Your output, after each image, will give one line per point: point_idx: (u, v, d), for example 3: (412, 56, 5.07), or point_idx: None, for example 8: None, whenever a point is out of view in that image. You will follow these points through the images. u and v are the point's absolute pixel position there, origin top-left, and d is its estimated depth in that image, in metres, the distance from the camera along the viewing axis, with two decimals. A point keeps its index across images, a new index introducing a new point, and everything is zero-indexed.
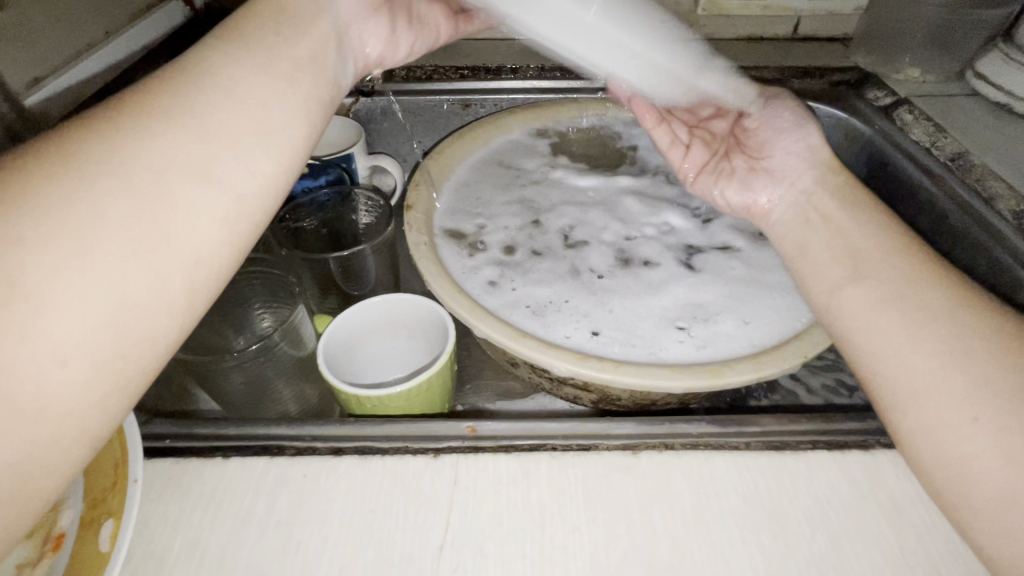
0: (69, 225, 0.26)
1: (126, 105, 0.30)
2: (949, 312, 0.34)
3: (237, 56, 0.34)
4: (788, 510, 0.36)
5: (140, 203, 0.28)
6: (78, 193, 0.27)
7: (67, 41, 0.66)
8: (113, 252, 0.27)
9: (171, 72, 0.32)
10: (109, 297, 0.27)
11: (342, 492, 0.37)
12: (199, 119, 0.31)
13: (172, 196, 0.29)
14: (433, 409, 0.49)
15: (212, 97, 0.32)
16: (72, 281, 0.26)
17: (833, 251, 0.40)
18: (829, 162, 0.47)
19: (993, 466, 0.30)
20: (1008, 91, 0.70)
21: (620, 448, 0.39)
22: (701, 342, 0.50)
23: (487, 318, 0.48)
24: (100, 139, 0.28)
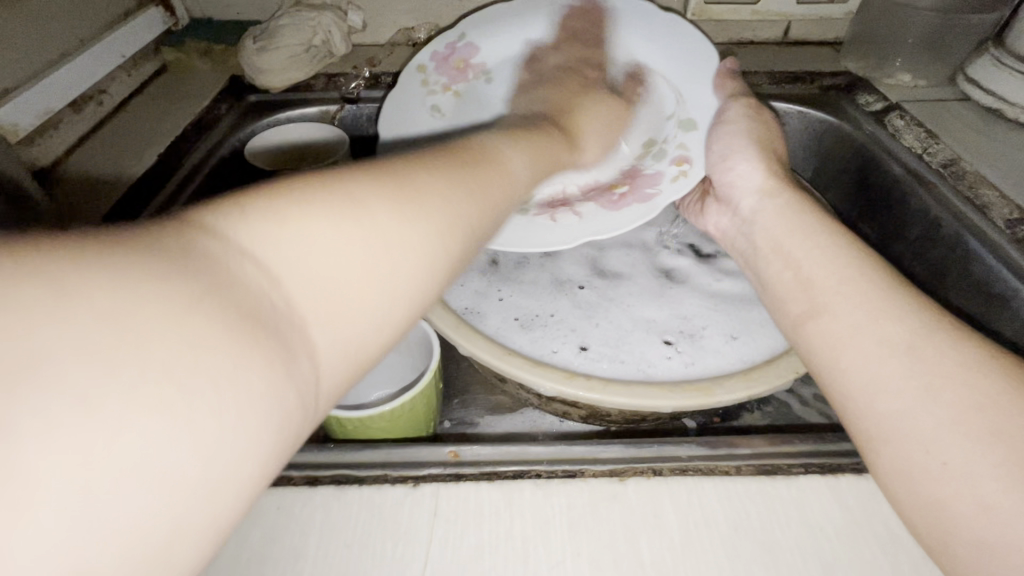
0: (430, 221, 0.27)
1: (464, 154, 0.33)
2: (909, 344, 0.31)
3: (515, 141, 0.40)
4: (780, 539, 0.35)
5: (464, 230, 0.29)
6: (435, 199, 0.28)
7: (39, 50, 0.64)
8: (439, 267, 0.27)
9: (484, 144, 0.36)
10: (415, 312, 0.26)
11: (316, 525, 0.36)
12: (499, 187, 0.34)
13: (475, 236, 0.30)
14: (416, 431, 0.48)
15: (510, 176, 0.36)
16: (414, 277, 0.26)
17: (788, 284, 0.39)
18: (760, 189, 0.47)
19: (969, 516, 0.27)
20: (1001, 97, 0.69)
21: (607, 473, 0.38)
22: (689, 358, 0.49)
23: (471, 335, 0.46)
24: (453, 170, 0.31)
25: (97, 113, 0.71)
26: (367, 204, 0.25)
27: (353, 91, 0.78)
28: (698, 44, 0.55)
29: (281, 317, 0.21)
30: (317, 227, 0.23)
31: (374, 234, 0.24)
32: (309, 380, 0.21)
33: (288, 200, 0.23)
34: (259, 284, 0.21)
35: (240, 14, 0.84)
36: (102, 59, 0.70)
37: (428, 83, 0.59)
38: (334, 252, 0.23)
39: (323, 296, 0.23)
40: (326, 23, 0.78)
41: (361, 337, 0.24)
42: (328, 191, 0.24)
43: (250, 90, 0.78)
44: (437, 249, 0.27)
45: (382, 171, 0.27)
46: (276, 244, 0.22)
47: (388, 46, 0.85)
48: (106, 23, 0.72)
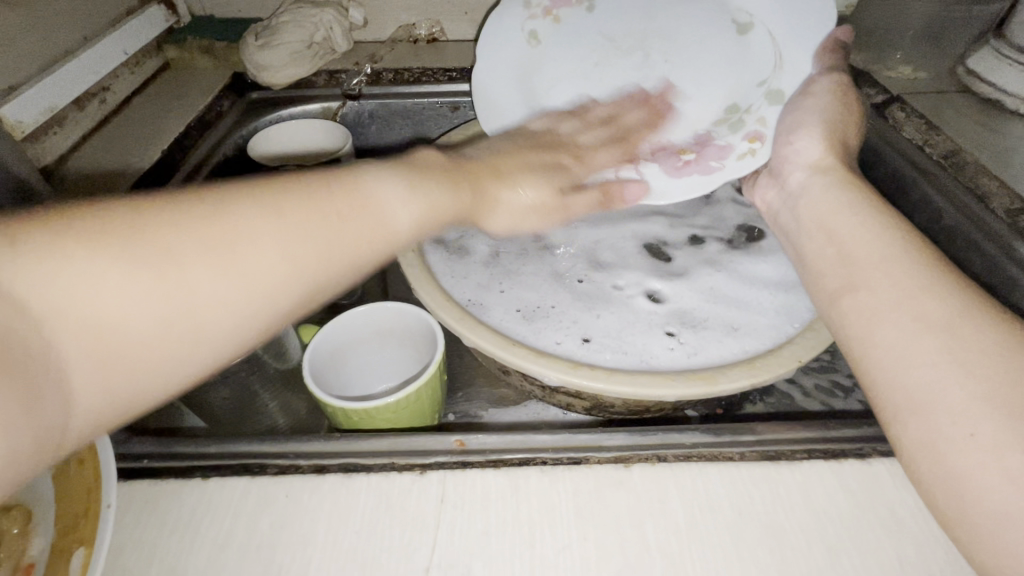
0: (224, 275, 0.28)
1: (322, 188, 0.33)
2: (949, 322, 0.32)
3: (408, 184, 0.37)
4: (784, 523, 0.35)
5: (270, 284, 0.30)
6: (243, 250, 0.29)
7: (44, 47, 0.64)
8: (223, 320, 0.29)
9: (355, 173, 0.35)
10: (194, 358, 0.28)
11: (325, 512, 0.36)
12: (351, 235, 0.33)
13: (287, 287, 0.30)
14: (422, 422, 0.48)
15: (376, 218, 0.34)
16: (188, 326, 0.28)
17: (829, 259, 0.39)
18: (815, 164, 0.46)
19: (995, 485, 0.28)
20: (1001, 88, 0.69)
21: (612, 461, 0.38)
22: (692, 348, 0.49)
23: (475, 327, 0.47)
24: (290, 212, 0.31)
25: (100, 111, 0.71)
26: (152, 253, 0.27)
27: (355, 87, 0.78)
28: (820, 12, 0.51)
29: (36, 359, 0.24)
30: (97, 275, 0.26)
31: (151, 287, 0.27)
32: (55, 419, 0.24)
33: (84, 241, 0.26)
34: (17, 327, 0.24)
35: (242, 11, 0.84)
36: (106, 56, 0.71)
37: (531, 3, 0.60)
38: (108, 304, 0.26)
39: (87, 341, 0.25)
40: (327, 21, 0.78)
41: (127, 383, 0.27)
42: (128, 235, 0.27)
43: (252, 88, 0.78)
44: (234, 310, 0.29)
45: (203, 217, 0.29)
46: (51, 288, 0.25)
47: (389, 42, 0.85)
48: (110, 20, 0.73)
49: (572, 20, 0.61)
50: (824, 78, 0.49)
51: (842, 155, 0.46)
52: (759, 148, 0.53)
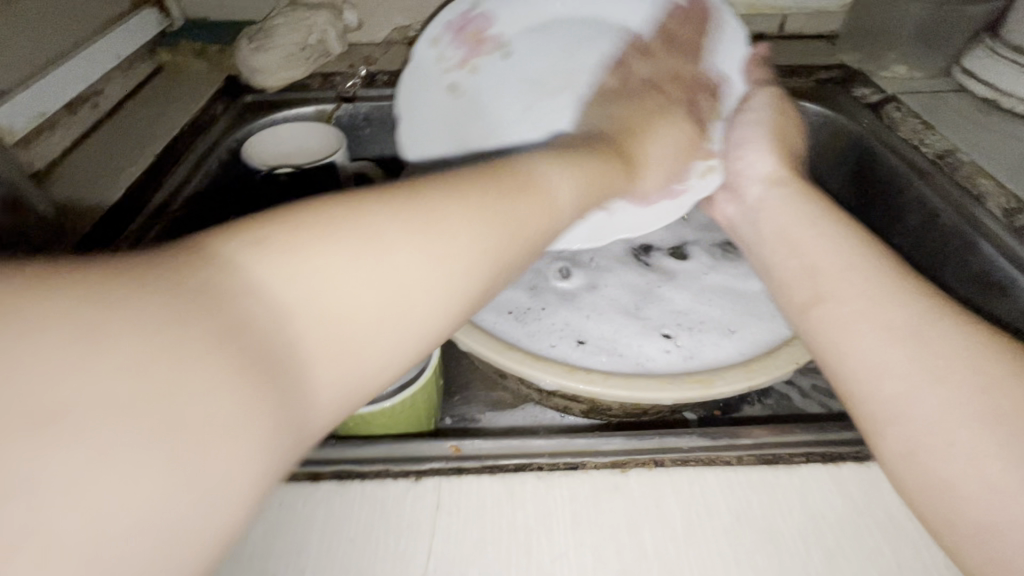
0: (432, 250, 0.27)
1: (495, 175, 0.32)
2: (915, 329, 0.32)
3: (559, 161, 0.37)
4: (782, 527, 0.35)
5: (467, 266, 0.28)
6: (444, 227, 0.28)
7: (36, 52, 0.64)
8: (429, 307, 0.26)
9: (519, 162, 0.35)
10: (398, 360, 0.26)
11: (318, 521, 0.36)
12: (530, 218, 0.32)
13: (477, 268, 0.29)
14: (418, 426, 0.48)
15: (546, 202, 0.33)
16: (395, 321, 0.25)
17: (795, 272, 0.39)
18: (767, 177, 0.48)
19: (977, 495, 0.27)
20: (996, 87, 0.69)
21: (608, 465, 0.38)
22: (689, 351, 0.49)
23: (471, 331, 0.46)
24: (474, 192, 0.30)
25: (92, 114, 0.70)
26: (369, 234, 0.25)
27: (349, 90, 0.77)
28: (733, 35, 0.56)
29: (282, 353, 0.22)
30: (332, 261, 0.24)
31: (367, 270, 0.25)
32: (301, 422, 0.22)
33: (306, 231, 0.24)
34: (267, 322, 0.22)
35: (235, 15, 0.84)
36: (99, 61, 0.70)
37: (442, 59, 0.61)
38: (347, 291, 0.24)
39: (330, 330, 0.23)
40: (322, 24, 0.77)
41: (351, 381, 0.24)
42: (344, 221, 0.25)
43: (246, 90, 0.77)
44: (440, 293, 0.27)
45: (413, 204, 0.27)
46: (283, 271, 0.23)
47: (383, 44, 0.85)
48: (102, 25, 0.73)
49: (489, 66, 0.61)
50: (757, 92, 0.54)
51: (793, 166, 0.48)
52: (714, 163, 0.55)
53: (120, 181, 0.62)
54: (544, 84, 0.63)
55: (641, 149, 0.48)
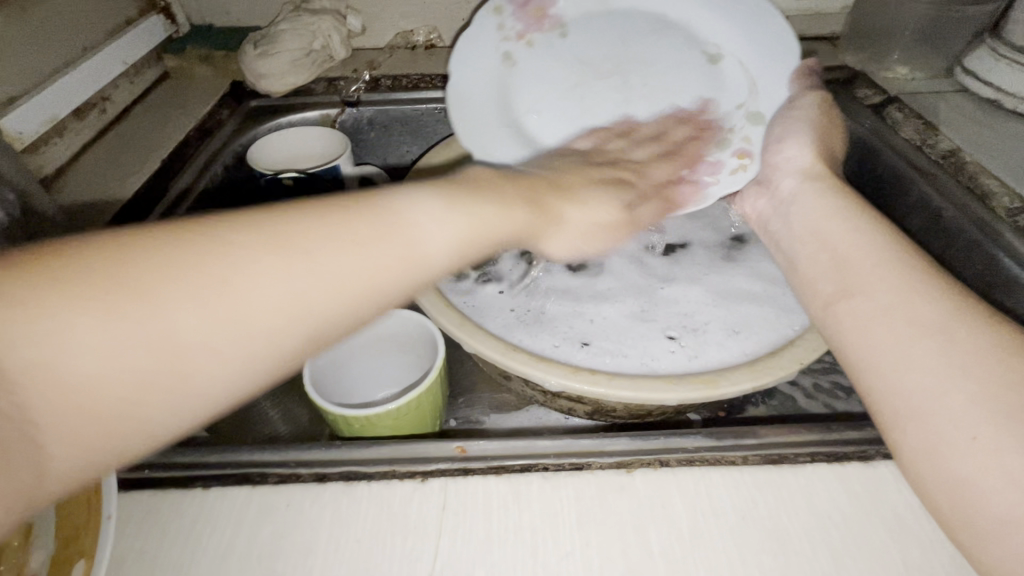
0: (229, 308, 0.26)
1: (349, 208, 0.31)
2: (947, 326, 0.32)
3: (442, 203, 0.34)
4: (788, 528, 0.35)
5: (267, 327, 0.27)
6: (263, 274, 0.27)
7: (46, 58, 0.65)
8: (219, 365, 0.26)
9: (383, 200, 0.32)
10: (180, 416, 0.26)
11: (326, 522, 0.36)
12: (389, 267, 0.30)
13: (292, 321, 0.27)
14: (424, 427, 0.48)
15: (411, 247, 0.31)
16: (172, 380, 0.25)
17: (821, 264, 0.39)
18: (805, 171, 0.47)
19: (997, 489, 0.27)
20: (999, 87, 0.69)
21: (613, 466, 0.38)
22: (692, 351, 0.49)
23: (475, 332, 0.46)
24: (314, 237, 0.28)
25: (101, 121, 0.72)
26: (140, 286, 0.25)
27: (353, 94, 0.78)
28: (782, 39, 0.54)
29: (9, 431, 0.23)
30: (84, 324, 0.24)
31: (130, 329, 0.24)
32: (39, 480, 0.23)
33: (73, 289, 0.24)
34: (5, 399, 0.22)
35: (240, 20, 0.85)
36: (106, 67, 0.71)
37: (502, 28, 0.59)
38: (101, 365, 0.24)
39: (79, 403, 0.24)
40: (327, 28, 0.78)
41: (121, 436, 0.25)
42: (115, 280, 0.24)
43: (251, 96, 0.79)
44: (242, 356, 0.26)
45: (216, 254, 0.26)
46: (27, 337, 0.23)
47: (388, 49, 0.86)
48: (109, 31, 0.73)
49: (544, 47, 0.60)
50: (806, 97, 0.51)
51: (831, 165, 0.48)
52: (748, 163, 0.54)
53: (128, 186, 0.63)
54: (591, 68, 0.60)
55: (573, 214, 0.43)
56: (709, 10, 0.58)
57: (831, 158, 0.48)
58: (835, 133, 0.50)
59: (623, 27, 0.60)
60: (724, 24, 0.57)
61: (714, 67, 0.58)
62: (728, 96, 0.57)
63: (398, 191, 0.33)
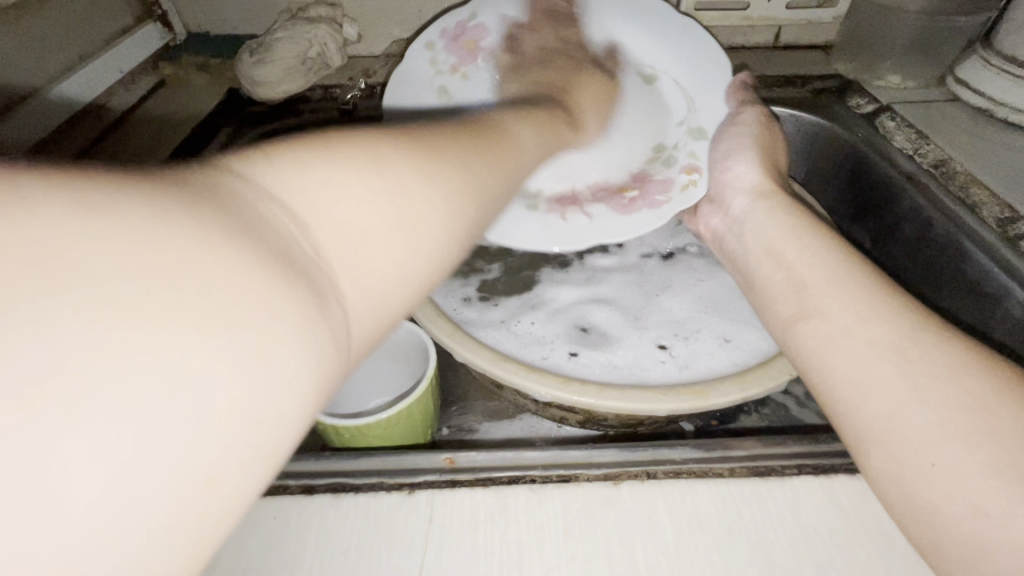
0: (451, 171, 0.28)
1: (477, 127, 0.35)
2: (914, 340, 0.32)
3: (523, 122, 0.42)
4: (774, 541, 0.35)
5: (474, 196, 0.29)
6: (460, 153, 0.30)
7: (40, 68, 0.65)
8: (445, 227, 0.26)
9: (496, 123, 0.38)
10: (414, 290, 0.25)
11: (312, 534, 0.36)
12: (515, 165, 0.35)
13: (487, 191, 0.30)
14: (414, 438, 0.48)
15: (521, 150, 0.38)
16: (420, 234, 0.25)
17: (781, 285, 0.40)
18: (755, 190, 0.48)
19: (964, 511, 0.27)
20: (991, 96, 0.70)
21: (600, 478, 0.38)
22: (683, 362, 0.49)
23: (465, 343, 0.46)
24: (473, 137, 0.33)
25: None
26: (380, 151, 0.25)
27: (349, 100, 0.80)
28: (714, 56, 0.55)
29: (324, 264, 0.21)
30: (344, 175, 0.23)
31: (386, 180, 0.24)
32: (343, 338, 0.21)
33: (339, 152, 0.24)
34: (307, 242, 0.21)
35: (236, 28, 0.85)
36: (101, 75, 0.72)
37: (435, 63, 0.60)
38: (377, 213, 0.23)
39: (373, 247, 0.23)
40: (323, 35, 0.78)
41: (381, 295, 0.23)
42: (381, 153, 0.25)
43: (246, 103, 0.79)
44: (459, 216, 0.27)
45: (433, 143, 0.29)
46: (296, 185, 0.22)
47: (383, 57, 0.86)
48: (105, 40, 0.74)
49: (479, 76, 0.61)
50: (747, 111, 0.52)
51: (775, 175, 0.49)
52: (697, 176, 0.54)
53: None
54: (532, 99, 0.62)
55: (584, 100, 0.56)
56: (638, 32, 0.59)
57: (775, 169, 0.50)
58: (778, 149, 0.52)
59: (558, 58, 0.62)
60: (656, 44, 0.59)
61: (650, 89, 0.59)
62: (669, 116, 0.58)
63: (502, 118, 0.40)
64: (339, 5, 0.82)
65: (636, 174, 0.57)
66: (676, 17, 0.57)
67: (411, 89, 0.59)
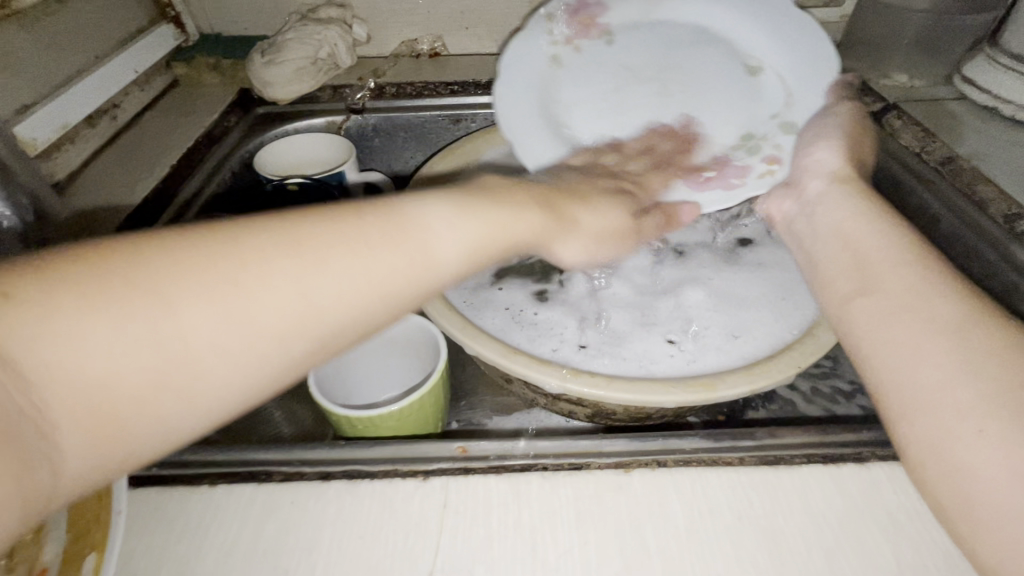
0: (242, 305, 0.26)
1: (365, 210, 0.31)
2: (959, 325, 0.32)
3: (458, 208, 0.35)
4: (783, 528, 0.35)
5: (277, 326, 0.27)
6: (274, 271, 0.27)
7: (59, 67, 0.66)
8: (216, 367, 0.26)
9: (400, 200, 0.33)
10: (169, 428, 0.26)
11: (330, 518, 0.37)
12: (398, 271, 0.31)
13: (309, 319, 0.28)
14: (426, 429, 0.49)
15: (422, 249, 0.32)
16: (168, 379, 0.25)
17: (842, 263, 0.40)
18: (834, 173, 0.48)
19: (995, 484, 0.28)
20: (996, 95, 0.70)
21: (612, 465, 0.38)
22: (691, 356, 0.49)
23: (477, 335, 0.47)
24: (331, 233, 0.30)
25: (111, 128, 0.73)
26: (150, 284, 0.25)
27: (359, 101, 0.79)
28: (818, 51, 0.57)
29: (29, 426, 0.22)
30: (83, 321, 0.23)
31: (140, 323, 0.24)
32: (46, 488, 0.23)
33: (70, 294, 0.24)
34: (0, 407, 0.22)
35: (248, 30, 0.86)
36: (117, 75, 0.73)
37: (552, 33, 0.63)
38: (100, 358, 0.24)
39: (85, 403, 0.24)
40: (334, 36, 0.79)
41: (110, 443, 0.24)
42: (134, 274, 0.25)
43: (258, 103, 0.80)
44: (244, 360, 0.27)
45: (218, 265, 0.26)
46: (25, 337, 0.23)
47: (393, 57, 0.87)
48: (121, 40, 0.75)
49: (591, 48, 0.63)
50: (840, 106, 0.53)
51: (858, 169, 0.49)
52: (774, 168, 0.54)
53: (135, 193, 0.65)
54: (634, 73, 0.62)
55: (586, 216, 0.44)
56: (748, 26, 0.62)
57: (859, 163, 0.50)
58: (863, 142, 0.52)
59: (665, 40, 0.63)
60: (759, 39, 0.61)
61: (748, 80, 0.60)
62: (766, 107, 0.59)
63: (411, 193, 0.34)
64: (348, 6, 0.83)
65: (722, 154, 0.56)
66: (789, 14, 0.59)
67: (523, 52, 0.61)
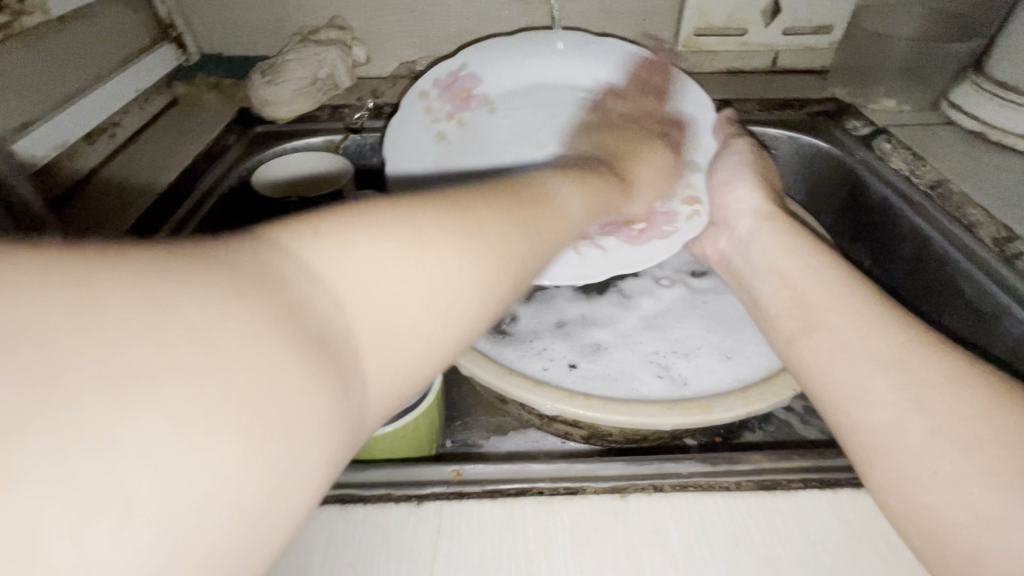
0: (477, 238, 0.30)
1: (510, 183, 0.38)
2: (901, 357, 0.34)
3: (570, 181, 0.44)
4: (782, 554, 0.35)
5: (497, 260, 0.31)
6: (491, 211, 0.33)
7: (57, 87, 0.66)
8: (460, 297, 0.29)
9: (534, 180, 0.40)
10: (434, 352, 0.28)
11: (323, 543, 0.36)
12: (559, 222, 0.38)
13: (517, 258, 0.32)
14: (421, 451, 0.48)
15: (566, 209, 0.40)
16: (436, 297, 0.27)
17: (793, 300, 0.42)
18: (757, 212, 0.52)
19: (965, 524, 0.29)
20: (983, 121, 0.71)
21: (608, 490, 0.38)
22: (686, 377, 0.49)
23: (473, 355, 0.47)
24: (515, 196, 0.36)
25: (111, 144, 0.73)
26: (410, 215, 0.29)
27: (357, 121, 0.80)
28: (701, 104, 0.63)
29: (345, 343, 0.24)
30: (370, 247, 0.26)
31: (418, 242, 0.28)
32: (361, 408, 0.24)
33: (350, 225, 0.26)
34: (324, 305, 0.24)
35: (249, 51, 0.88)
36: (116, 94, 0.73)
37: (431, 110, 0.63)
38: (378, 277, 0.26)
39: (378, 315, 0.25)
40: (333, 58, 0.80)
41: (401, 370, 0.26)
42: (393, 212, 0.28)
43: (257, 122, 0.80)
44: (481, 289, 0.30)
45: (406, 226, 0.28)
46: (343, 265, 0.25)
47: (391, 78, 0.89)
48: (121, 60, 0.76)
49: (474, 121, 0.64)
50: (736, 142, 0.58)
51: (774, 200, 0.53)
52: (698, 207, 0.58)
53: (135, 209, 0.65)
54: (531, 136, 0.65)
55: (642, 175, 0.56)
56: (623, 80, 0.66)
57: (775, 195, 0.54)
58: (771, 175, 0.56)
59: (550, 104, 0.66)
60: (637, 92, 0.65)
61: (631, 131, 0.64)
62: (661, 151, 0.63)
63: (544, 176, 0.42)
64: (348, 28, 0.84)
65: None
66: (659, 70, 0.65)
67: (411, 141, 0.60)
